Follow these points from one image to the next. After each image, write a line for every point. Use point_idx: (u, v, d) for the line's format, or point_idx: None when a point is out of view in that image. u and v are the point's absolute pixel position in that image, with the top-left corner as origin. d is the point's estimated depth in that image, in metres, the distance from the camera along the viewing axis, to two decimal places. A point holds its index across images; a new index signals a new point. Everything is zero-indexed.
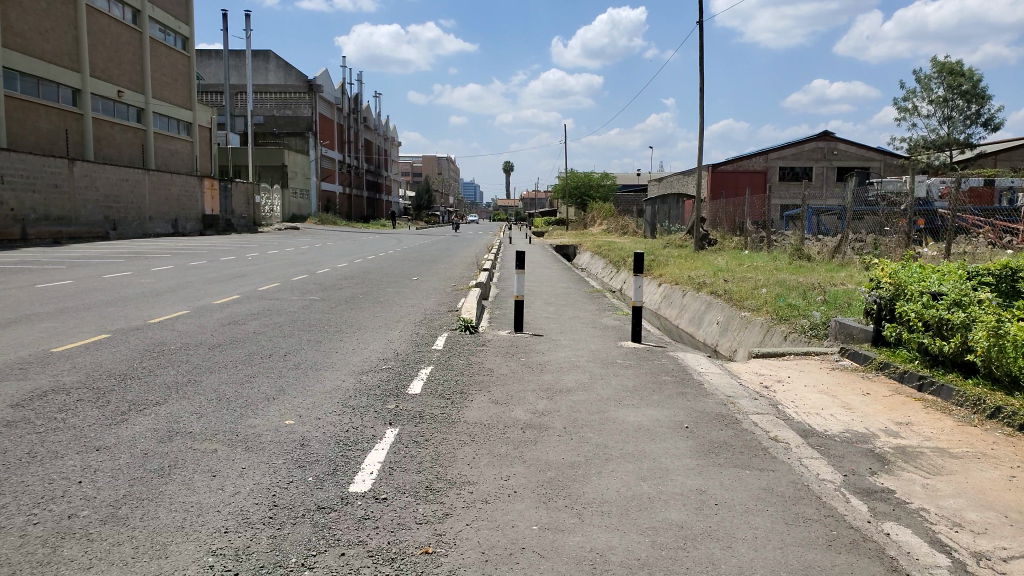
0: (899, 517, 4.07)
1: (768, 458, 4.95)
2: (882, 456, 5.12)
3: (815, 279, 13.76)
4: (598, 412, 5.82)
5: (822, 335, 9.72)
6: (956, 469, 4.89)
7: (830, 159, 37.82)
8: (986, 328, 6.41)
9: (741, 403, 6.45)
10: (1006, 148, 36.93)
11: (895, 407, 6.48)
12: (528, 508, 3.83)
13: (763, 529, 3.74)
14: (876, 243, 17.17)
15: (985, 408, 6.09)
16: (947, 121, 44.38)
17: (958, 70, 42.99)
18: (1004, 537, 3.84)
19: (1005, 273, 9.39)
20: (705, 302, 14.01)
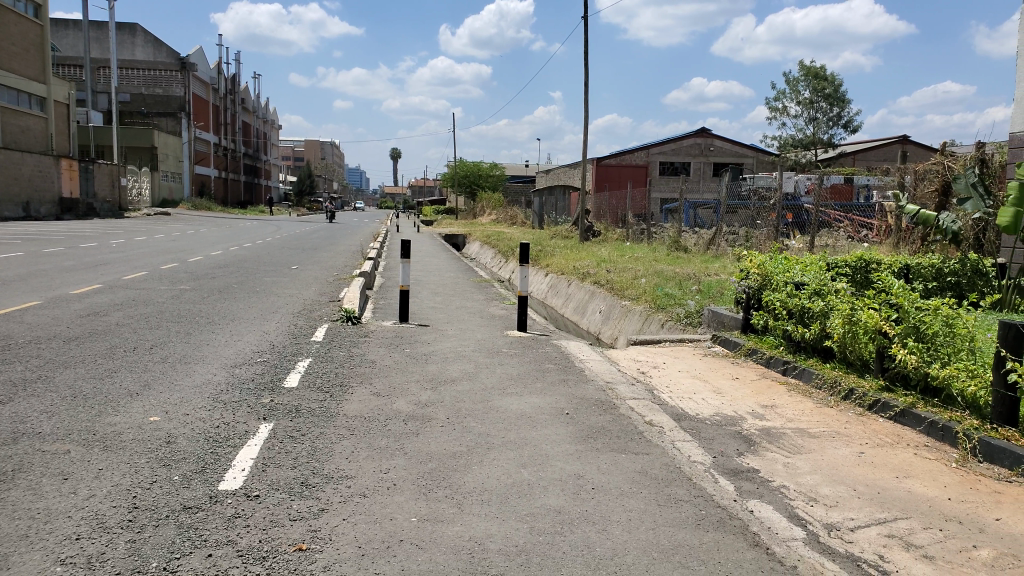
0: (761, 494, 4.33)
1: (643, 442, 5.14)
2: (748, 438, 5.42)
3: (691, 270, 14.36)
4: (481, 401, 5.86)
5: (696, 323, 10.17)
6: (813, 447, 5.24)
7: (706, 156, 39.46)
8: (841, 315, 6.80)
9: (620, 389, 6.66)
10: (864, 149, 39.66)
11: (760, 391, 6.87)
12: (408, 500, 3.81)
13: (637, 511, 3.88)
14: (748, 236, 18.08)
15: (840, 390, 6.55)
16: (813, 122, 47.19)
17: (822, 74, 45.77)
18: (852, 509, 4.16)
19: (859, 265, 10.24)
20: (589, 291, 14.36)
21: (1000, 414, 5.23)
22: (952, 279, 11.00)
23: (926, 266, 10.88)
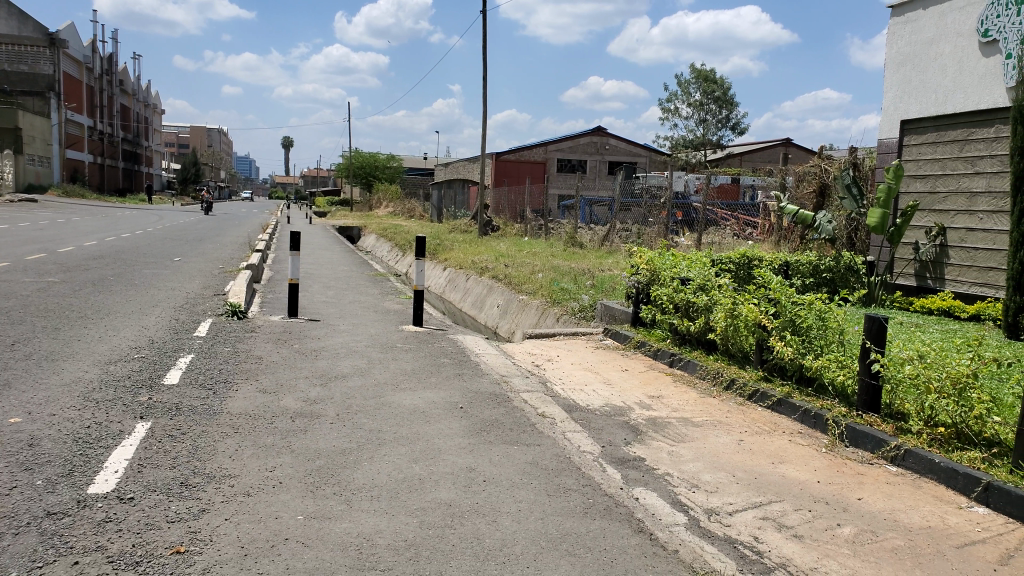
0: (647, 482, 4.49)
1: (535, 433, 5.22)
2: (635, 428, 5.60)
3: (585, 265, 14.66)
4: (373, 397, 5.80)
5: (590, 317, 10.41)
6: (696, 436, 5.48)
7: (602, 154, 40.26)
8: (724, 309, 7.11)
9: (513, 382, 6.73)
10: (750, 150, 41.51)
11: (649, 382, 7.13)
12: (294, 498, 3.74)
13: (526, 501, 3.95)
14: (640, 232, 18.61)
15: (722, 380, 6.87)
16: (703, 123, 48.95)
17: (712, 77, 47.52)
18: (730, 494, 4.37)
19: (741, 262, 10.76)
20: (487, 286, 14.44)
21: (865, 401, 5.62)
22: (827, 275, 11.73)
23: (805, 263, 11.54)
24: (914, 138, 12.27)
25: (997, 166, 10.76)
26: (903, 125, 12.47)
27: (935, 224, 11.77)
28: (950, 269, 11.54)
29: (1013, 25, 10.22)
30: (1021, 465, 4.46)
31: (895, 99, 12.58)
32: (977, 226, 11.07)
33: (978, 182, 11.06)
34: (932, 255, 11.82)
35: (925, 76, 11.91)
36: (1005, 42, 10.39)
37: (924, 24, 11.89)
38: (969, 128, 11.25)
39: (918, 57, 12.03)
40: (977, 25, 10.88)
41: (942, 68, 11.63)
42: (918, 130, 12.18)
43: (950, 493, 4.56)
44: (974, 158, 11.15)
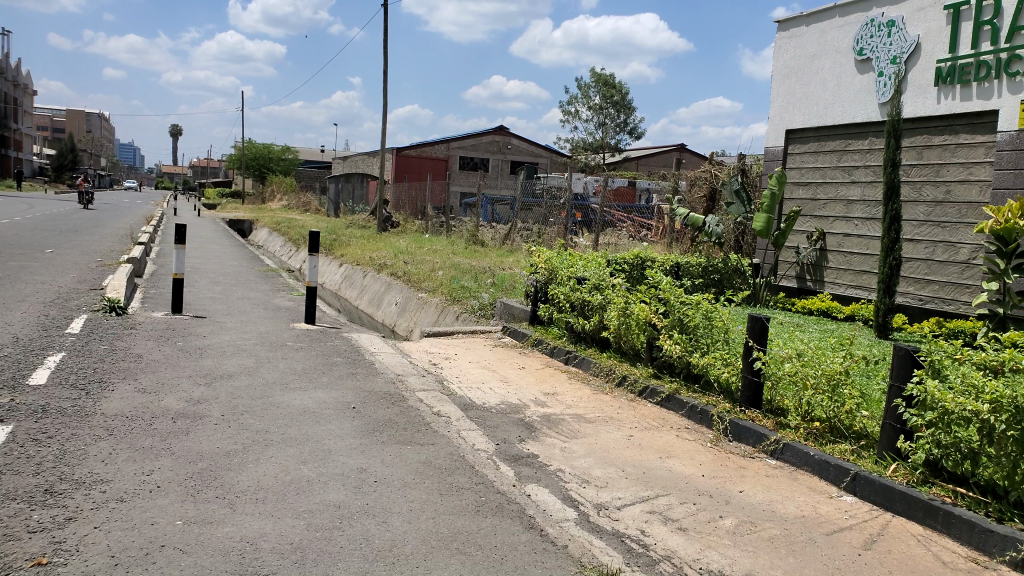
0: (539, 478, 4.56)
1: (429, 432, 5.21)
2: (530, 425, 5.67)
3: (486, 263, 14.73)
4: (261, 397, 5.63)
5: (489, 315, 10.48)
6: (588, 432, 5.61)
7: (503, 154, 40.48)
8: (618, 308, 7.32)
9: (409, 381, 6.69)
10: (646, 155, 42.74)
11: (544, 379, 7.23)
12: (173, 502, 3.58)
13: (418, 500, 3.94)
14: (540, 232, 18.84)
15: (615, 377, 7.06)
16: (602, 127, 49.99)
17: (611, 82, 48.53)
18: (619, 488, 4.50)
19: (635, 263, 11.10)
20: (385, 283, 14.29)
21: (747, 398, 5.91)
22: (716, 276, 12.32)
23: (694, 264, 12.05)
24: (797, 147, 12.95)
25: (872, 176, 11.57)
26: (788, 135, 13.11)
27: (816, 229, 12.49)
28: (828, 272, 12.28)
29: (885, 46, 10.98)
30: (884, 456, 4.80)
31: (780, 110, 13.19)
32: (853, 231, 11.86)
33: (854, 190, 11.87)
34: (813, 258, 12.54)
35: (807, 89, 12.55)
36: (877, 61, 11.14)
37: (806, 40, 12.51)
38: (846, 140, 12.02)
39: (801, 71, 12.64)
40: (853, 44, 11.59)
41: (822, 82, 12.27)
42: (802, 140, 12.86)
43: (822, 483, 4.85)
44: (851, 168, 11.92)
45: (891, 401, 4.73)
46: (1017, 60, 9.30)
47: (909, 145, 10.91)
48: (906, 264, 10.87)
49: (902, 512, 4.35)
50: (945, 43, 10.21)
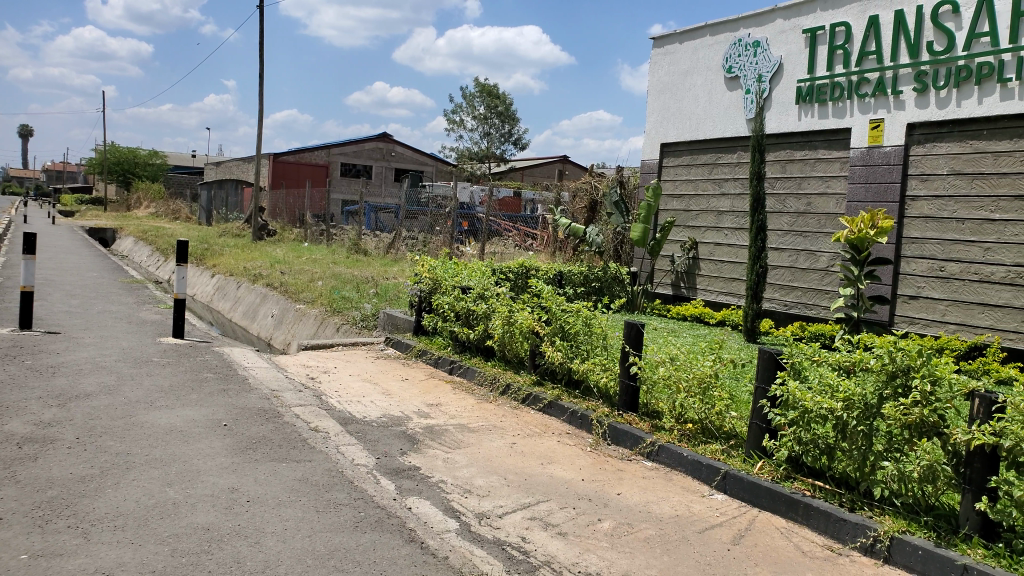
0: (420, 490, 4.52)
1: (306, 449, 5.06)
2: (412, 437, 5.62)
3: (368, 273, 14.51)
4: (122, 417, 5.30)
5: (371, 326, 10.32)
6: (471, 441, 5.62)
7: (387, 160, 39.73)
8: (502, 316, 7.37)
9: (286, 396, 6.48)
10: (530, 166, 43.32)
11: (428, 390, 7.18)
12: (18, 535, 3.32)
13: (294, 519, 3.82)
14: (426, 241, 18.67)
15: (499, 386, 7.11)
16: (486, 136, 50.18)
17: (495, 92, 48.87)
18: (501, 497, 4.53)
19: (519, 272, 11.24)
20: (261, 294, 13.80)
21: (626, 402, 6.09)
22: (595, 284, 12.76)
23: (576, 273, 12.36)
24: (671, 161, 13.50)
25: (740, 189, 12.25)
26: (662, 148, 13.63)
27: (689, 238, 13.07)
28: (701, 279, 12.86)
29: (751, 65, 11.61)
30: (751, 454, 5.06)
31: (655, 123, 13.69)
32: (723, 240, 12.49)
33: (723, 202, 12.52)
34: (686, 267, 13.11)
35: (681, 105, 13.10)
36: (744, 79, 11.77)
37: (679, 56, 13.04)
38: (715, 154, 12.65)
39: (674, 86, 13.17)
40: (723, 62, 12.19)
41: (695, 98, 12.83)
42: (675, 153, 13.42)
43: (694, 482, 5.07)
44: (721, 180, 12.55)
45: (757, 402, 5.00)
46: (866, 82, 10.10)
47: (773, 159, 11.58)
48: (771, 271, 11.54)
49: (767, 507, 4.61)
50: (803, 65, 10.94)
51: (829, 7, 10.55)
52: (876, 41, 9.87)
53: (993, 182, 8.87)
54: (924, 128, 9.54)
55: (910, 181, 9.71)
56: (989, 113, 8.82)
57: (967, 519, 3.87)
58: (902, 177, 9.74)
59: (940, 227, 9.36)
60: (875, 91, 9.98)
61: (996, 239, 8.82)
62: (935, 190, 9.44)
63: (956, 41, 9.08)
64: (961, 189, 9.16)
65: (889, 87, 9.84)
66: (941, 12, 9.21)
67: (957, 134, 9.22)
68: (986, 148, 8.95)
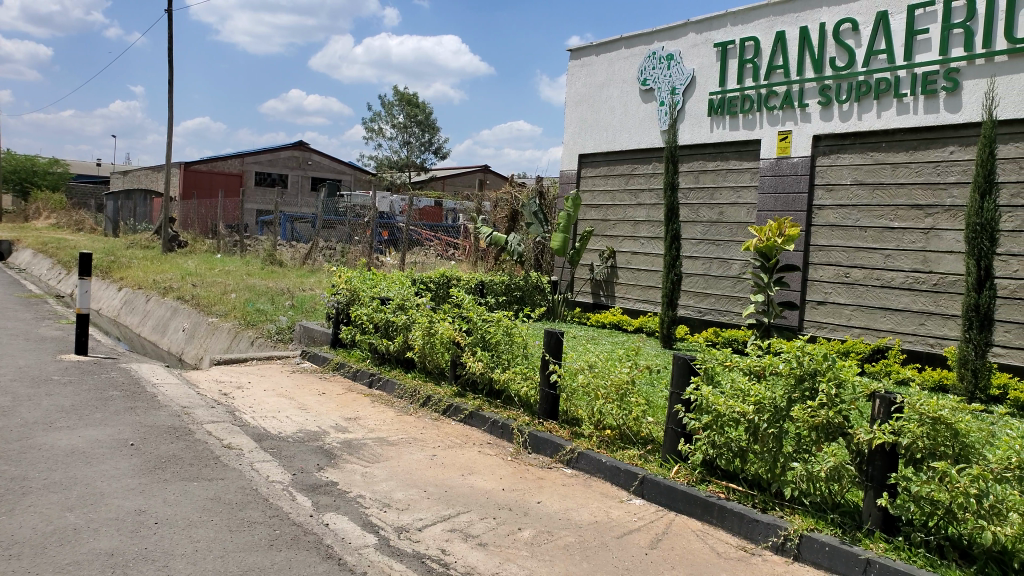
0: (338, 506, 4.46)
1: (219, 467, 4.92)
2: (329, 452, 5.53)
3: (284, 285, 14.20)
4: (19, 440, 5.03)
5: (287, 339, 10.10)
6: (390, 454, 5.57)
7: (304, 168, 38.82)
8: (422, 327, 7.35)
9: (197, 413, 6.28)
10: (451, 175, 43.23)
11: (345, 404, 7.07)
12: None
13: (204, 540, 3.71)
14: (344, 251, 18.35)
15: (419, 398, 7.07)
16: (406, 146, 49.80)
17: (415, 101, 48.60)
18: (421, 510, 4.51)
19: (440, 282, 11.25)
20: (171, 308, 13.34)
21: (547, 410, 6.17)
22: (516, 293, 12.86)
23: (498, 282, 12.45)
24: (589, 171, 13.74)
25: (655, 199, 12.57)
26: (580, 159, 13.86)
27: (607, 248, 13.33)
28: (619, 287, 13.12)
29: (665, 78, 11.97)
30: (667, 458, 5.19)
31: (573, 135, 13.91)
32: (639, 249, 12.79)
33: (640, 212, 12.82)
34: (605, 275, 13.35)
35: (597, 116, 13.37)
36: (659, 91, 12.11)
37: (596, 69, 13.32)
38: (632, 165, 12.95)
39: (592, 98, 13.43)
40: (638, 75, 12.50)
41: (611, 109, 13.11)
42: (593, 164, 13.67)
43: (614, 488, 5.17)
44: (637, 191, 12.85)
45: (672, 407, 5.14)
46: (774, 96, 10.55)
47: (686, 170, 11.94)
48: (686, 279, 11.88)
49: (683, 510, 4.74)
50: (714, 78, 11.33)
51: (738, 23, 10.96)
52: (783, 56, 10.32)
53: (892, 192, 9.38)
54: (829, 140, 10.03)
55: (816, 192, 10.19)
56: (887, 126, 9.34)
57: (870, 515, 4.08)
58: (809, 187, 10.20)
59: (844, 235, 9.84)
60: (782, 104, 10.42)
61: (895, 246, 9.32)
62: (839, 200, 9.93)
63: (856, 57, 9.58)
64: (863, 199, 9.67)
65: (795, 101, 10.30)
66: (841, 29, 9.71)
67: (859, 146, 9.72)
68: (885, 160, 9.46)
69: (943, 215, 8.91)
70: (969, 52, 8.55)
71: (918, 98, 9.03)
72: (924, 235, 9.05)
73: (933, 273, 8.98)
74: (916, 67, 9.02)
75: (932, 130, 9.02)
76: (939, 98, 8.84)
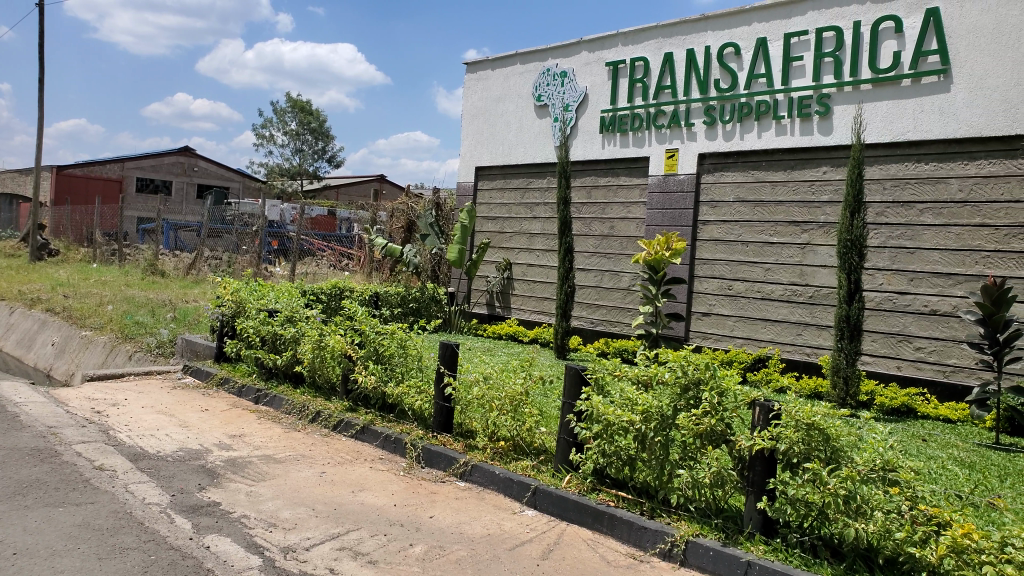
0: (220, 527, 4.27)
1: (88, 490, 4.62)
2: (211, 471, 5.30)
3: (165, 296, 13.54)
4: None
5: (168, 353, 9.64)
6: (277, 472, 5.39)
7: (189, 175, 37.18)
8: (312, 341, 7.17)
9: (65, 433, 5.88)
10: (345, 185, 42.47)
11: (230, 421, 6.80)
12: None
13: (69, 570, 3.47)
14: (231, 261, 17.69)
15: (309, 413, 6.89)
16: (298, 153, 48.52)
17: (308, 108, 47.45)
18: (308, 529, 4.38)
19: (332, 293, 11.05)
20: (39, 320, 12.48)
21: (440, 423, 6.12)
22: (412, 305, 12.78)
23: (393, 293, 12.38)
24: (485, 184, 13.82)
25: (549, 213, 12.76)
26: (476, 172, 13.93)
27: (503, 260, 13.43)
28: (514, 299, 13.25)
29: (559, 94, 12.24)
30: (559, 468, 5.26)
31: (469, 147, 13.98)
32: (535, 261, 12.95)
33: (535, 225, 12.99)
34: (500, 287, 13.45)
35: (493, 129, 13.48)
36: (552, 107, 12.35)
37: (491, 82, 13.45)
38: (527, 178, 13.11)
39: (487, 111, 13.55)
40: (532, 90, 12.70)
41: (506, 123, 13.25)
42: (489, 177, 13.75)
43: (506, 500, 5.19)
44: (532, 205, 13.02)
45: (564, 418, 5.21)
46: (662, 114, 10.94)
47: (579, 185, 12.21)
48: (579, 291, 12.13)
49: (574, 519, 4.81)
50: (606, 95, 11.65)
51: (629, 42, 11.33)
52: (671, 76, 10.74)
53: (771, 209, 9.88)
54: (713, 158, 10.49)
55: (701, 208, 10.61)
56: (767, 146, 9.86)
57: (751, 519, 4.25)
58: (694, 204, 10.62)
59: (728, 249, 10.30)
60: (670, 123, 10.83)
61: (774, 260, 9.82)
62: (722, 216, 10.38)
63: (739, 80, 10.08)
64: (744, 215, 10.15)
65: (682, 120, 10.72)
66: (725, 53, 10.20)
67: (741, 164, 10.21)
68: (765, 178, 9.97)
69: (818, 232, 9.44)
70: (840, 79, 9.16)
71: (795, 120, 9.58)
72: (801, 250, 9.58)
73: (809, 286, 9.51)
74: (793, 91, 9.58)
75: (807, 151, 9.58)
76: (813, 121, 9.41)
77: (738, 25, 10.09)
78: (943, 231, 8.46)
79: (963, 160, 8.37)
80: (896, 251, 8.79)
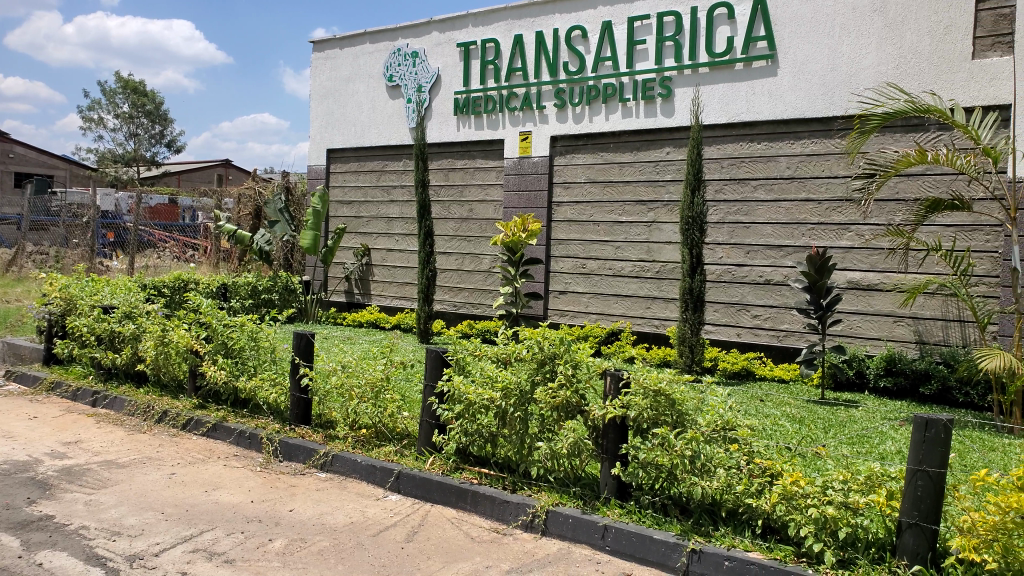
0: (55, 541, 3.99)
1: None
2: (43, 482, 4.93)
3: None
4: None
5: None
6: (120, 478, 5.08)
7: (6, 163, 33.74)
8: (154, 337, 6.77)
9: None
10: (188, 171, 40.03)
11: (64, 427, 6.32)
12: None
13: None
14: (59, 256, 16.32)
15: (154, 414, 6.53)
16: (133, 138, 45.18)
17: (141, 89, 44.20)
18: (156, 534, 4.17)
19: (175, 287, 10.46)
20: None
21: (297, 415, 5.98)
22: (264, 295, 12.33)
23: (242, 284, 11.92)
24: (338, 167, 13.50)
25: (406, 196, 12.65)
26: (328, 154, 13.58)
27: (361, 246, 13.20)
28: (374, 285, 13.07)
29: (411, 75, 12.13)
30: (423, 451, 5.29)
31: (319, 129, 13.59)
32: (394, 246, 12.82)
33: (392, 209, 12.84)
34: (358, 273, 13.21)
35: (344, 111, 13.17)
36: (405, 89, 12.23)
37: (341, 62, 13.12)
38: (382, 161, 12.92)
39: (337, 92, 13.22)
40: (384, 70, 12.51)
41: (357, 104, 12.98)
42: (342, 160, 13.44)
43: (370, 487, 5.16)
44: (388, 188, 12.86)
45: (426, 401, 5.23)
46: (514, 96, 11.10)
47: (436, 167, 12.19)
48: (440, 275, 12.14)
49: (439, 500, 4.86)
50: (457, 77, 11.67)
51: (478, 24, 11.38)
52: (521, 58, 10.91)
53: (619, 189, 10.29)
54: (564, 140, 10.78)
55: (554, 189, 10.90)
56: (614, 128, 10.25)
57: (606, 484, 4.47)
58: (547, 185, 10.88)
59: (581, 229, 10.65)
60: (521, 105, 11.01)
61: (623, 238, 10.25)
62: (574, 197, 10.71)
63: (586, 62, 10.39)
64: (594, 195, 10.51)
65: (533, 102, 10.92)
66: (572, 36, 10.47)
67: (591, 146, 10.56)
68: (613, 159, 10.36)
69: (663, 209, 9.94)
70: (679, 62, 9.64)
71: (639, 102, 10.00)
72: (647, 228, 10.05)
73: (656, 261, 10.00)
74: (637, 74, 10.00)
75: (650, 132, 10.03)
76: (656, 103, 9.87)
77: (584, 8, 10.36)
78: (774, 206, 9.13)
79: (789, 139, 9.06)
80: (732, 226, 9.42)
